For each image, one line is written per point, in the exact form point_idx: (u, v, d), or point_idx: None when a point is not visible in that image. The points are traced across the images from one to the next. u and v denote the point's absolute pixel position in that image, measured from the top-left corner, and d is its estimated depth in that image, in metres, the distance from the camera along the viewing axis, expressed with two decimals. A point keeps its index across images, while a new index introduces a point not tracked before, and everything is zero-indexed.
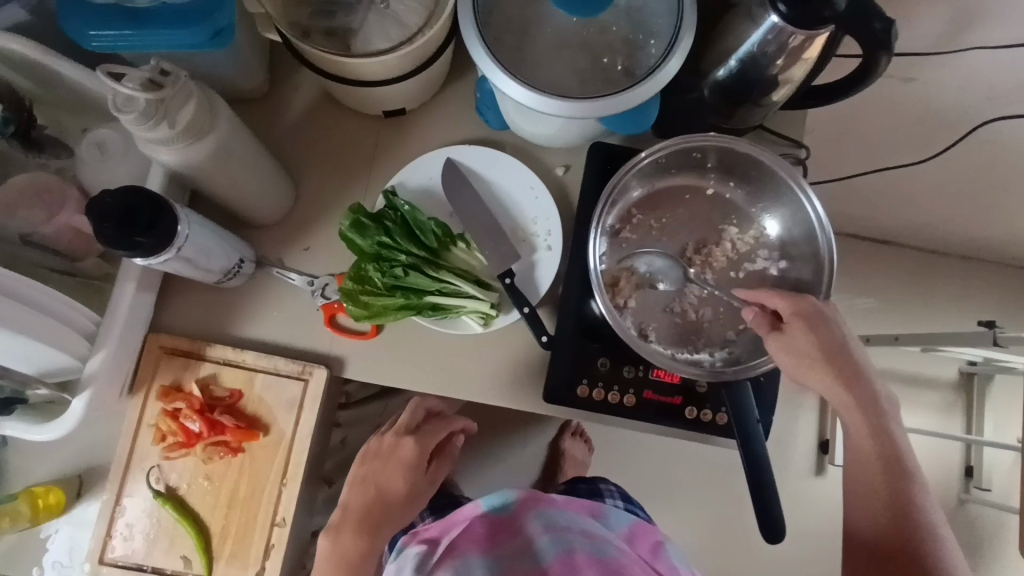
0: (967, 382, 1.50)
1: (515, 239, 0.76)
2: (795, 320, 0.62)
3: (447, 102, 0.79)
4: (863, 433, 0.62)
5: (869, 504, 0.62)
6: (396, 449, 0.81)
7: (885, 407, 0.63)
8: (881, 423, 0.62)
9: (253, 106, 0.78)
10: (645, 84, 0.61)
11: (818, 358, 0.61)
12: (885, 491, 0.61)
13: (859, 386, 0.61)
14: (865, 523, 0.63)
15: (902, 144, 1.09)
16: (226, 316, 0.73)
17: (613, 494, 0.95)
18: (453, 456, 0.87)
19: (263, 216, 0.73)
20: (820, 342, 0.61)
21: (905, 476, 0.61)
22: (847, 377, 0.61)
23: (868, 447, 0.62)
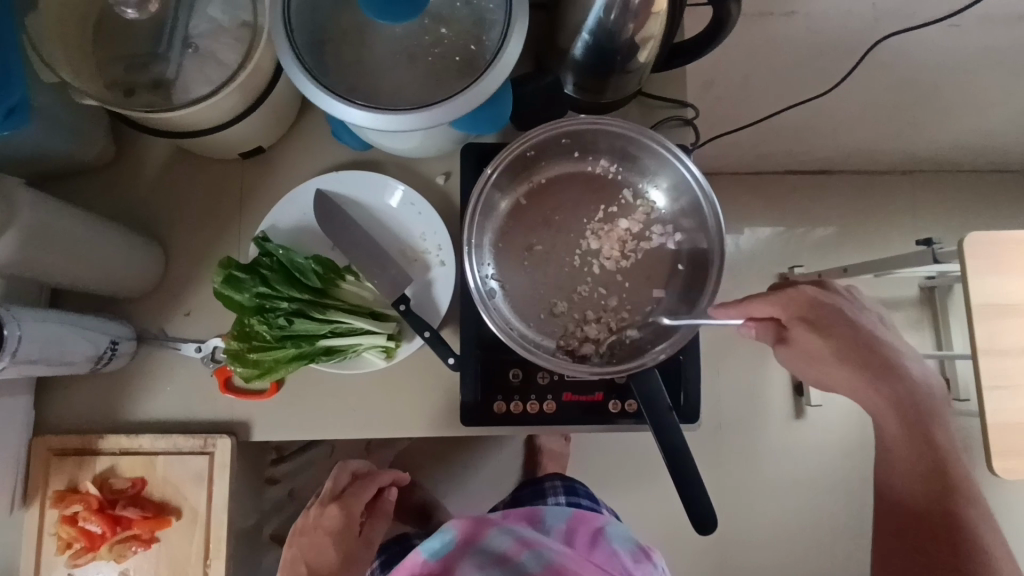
0: (929, 297, 1.42)
1: (406, 261, 0.71)
2: (796, 326, 0.60)
3: (307, 129, 0.73)
4: (880, 401, 0.58)
5: (915, 477, 0.56)
6: (321, 519, 0.77)
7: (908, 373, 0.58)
8: (894, 373, 0.58)
9: (101, 174, 0.72)
10: (489, 74, 0.56)
11: (835, 353, 0.59)
12: (915, 460, 0.56)
13: (879, 361, 0.58)
14: (901, 490, 0.58)
15: (809, 76, 1.05)
16: (114, 402, 0.69)
17: (556, 490, 0.92)
18: (387, 511, 0.83)
19: (134, 292, 0.68)
20: (826, 339, 0.59)
21: (944, 458, 0.56)
22: (876, 368, 0.58)
23: (892, 423, 0.57)
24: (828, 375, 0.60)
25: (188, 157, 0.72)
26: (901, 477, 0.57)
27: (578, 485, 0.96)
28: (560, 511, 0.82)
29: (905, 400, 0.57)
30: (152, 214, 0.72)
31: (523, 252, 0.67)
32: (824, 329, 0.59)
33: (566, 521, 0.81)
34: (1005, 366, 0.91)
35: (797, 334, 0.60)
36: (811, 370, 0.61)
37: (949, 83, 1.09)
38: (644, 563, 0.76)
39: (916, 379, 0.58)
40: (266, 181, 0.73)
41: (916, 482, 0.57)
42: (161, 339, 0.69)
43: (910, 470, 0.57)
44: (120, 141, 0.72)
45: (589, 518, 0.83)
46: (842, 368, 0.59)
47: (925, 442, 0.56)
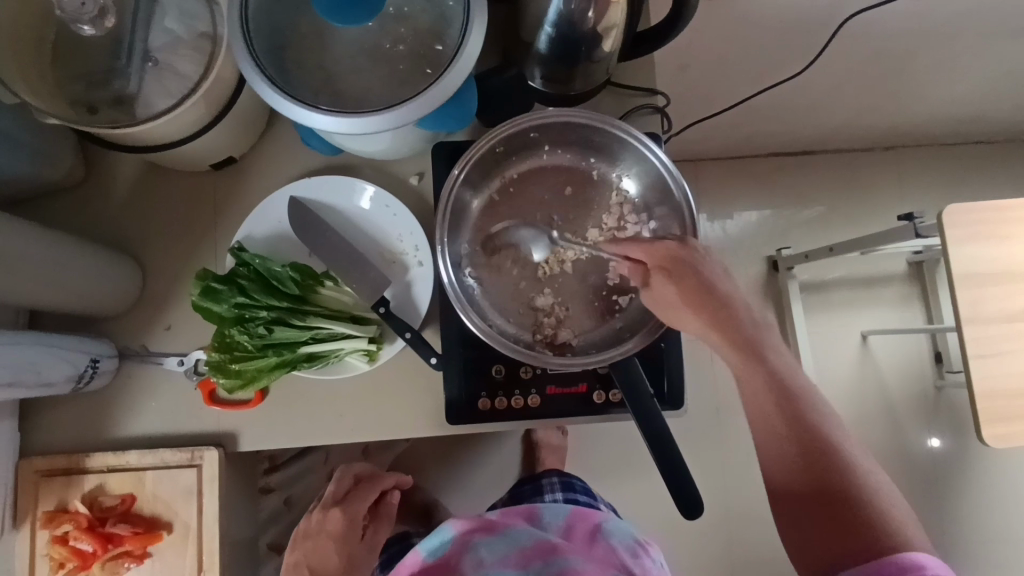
0: (918, 271, 1.43)
1: (384, 263, 0.71)
2: (657, 275, 0.59)
3: (278, 137, 0.73)
4: (738, 370, 0.55)
5: (780, 445, 0.52)
6: (325, 523, 0.78)
7: (757, 331, 0.56)
8: (756, 347, 0.55)
9: (74, 194, 0.72)
10: (450, 71, 0.56)
11: (687, 299, 0.57)
12: (786, 424, 0.52)
13: (732, 321, 0.56)
14: (776, 470, 0.52)
15: (780, 55, 1.05)
16: (99, 421, 0.69)
17: (553, 486, 0.92)
18: (391, 514, 0.84)
19: (113, 310, 0.68)
20: (681, 291, 0.57)
21: (803, 406, 0.53)
22: (713, 316, 0.56)
23: (753, 379, 0.54)
24: (684, 324, 0.57)
25: (160, 171, 0.72)
26: (770, 451, 0.53)
27: (575, 480, 0.96)
28: (560, 508, 0.83)
29: (755, 354, 0.54)
30: (127, 231, 0.72)
31: (499, 248, 0.67)
32: (684, 286, 0.57)
33: (566, 517, 0.81)
34: (990, 334, 0.91)
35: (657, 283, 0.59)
36: (677, 322, 0.58)
37: (920, 55, 1.09)
38: (642, 558, 0.76)
39: (754, 317, 0.56)
40: (240, 191, 0.73)
41: (796, 456, 0.51)
42: (143, 356, 0.69)
43: (785, 436, 0.52)
44: (90, 160, 0.72)
45: (588, 514, 0.83)
46: (694, 316, 0.56)
47: (790, 405, 0.53)
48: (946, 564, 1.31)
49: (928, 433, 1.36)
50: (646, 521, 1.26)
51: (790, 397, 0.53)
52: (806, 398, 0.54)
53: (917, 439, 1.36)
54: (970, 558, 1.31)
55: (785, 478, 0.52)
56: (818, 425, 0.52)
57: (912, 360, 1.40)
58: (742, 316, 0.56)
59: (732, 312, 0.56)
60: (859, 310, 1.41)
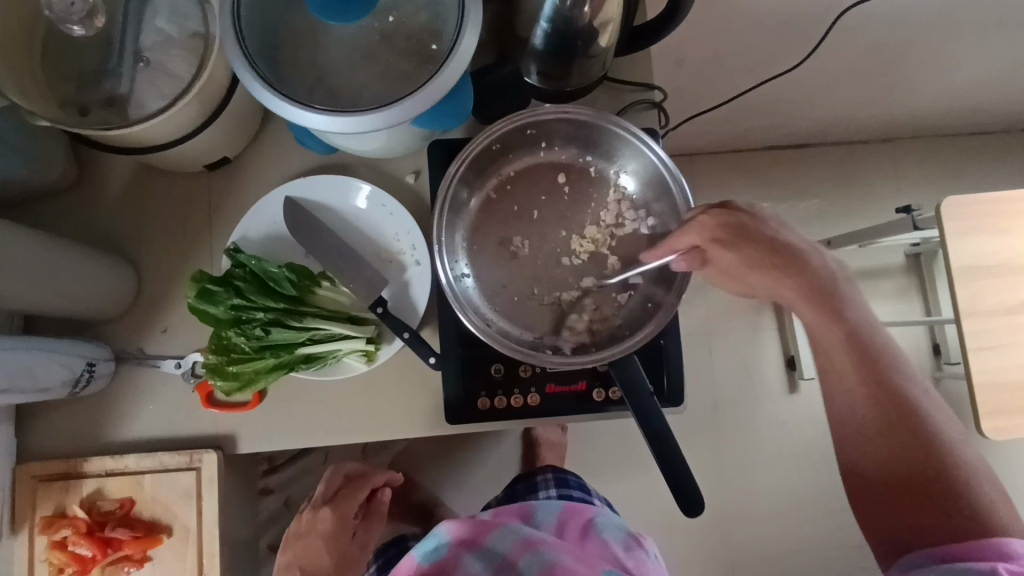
0: (915, 263, 1.43)
1: (381, 263, 0.71)
2: (722, 235, 0.60)
3: (272, 136, 0.73)
4: (842, 348, 0.59)
5: (869, 407, 0.58)
6: (314, 523, 0.77)
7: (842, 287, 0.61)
8: (838, 309, 0.60)
9: (66, 196, 0.71)
10: (445, 68, 0.56)
11: (755, 264, 0.62)
12: (863, 387, 0.58)
13: (789, 261, 0.61)
14: (868, 463, 0.57)
15: (777, 49, 1.04)
16: (96, 425, 0.68)
17: (547, 483, 0.93)
18: (382, 513, 0.82)
19: (108, 313, 0.68)
20: (760, 247, 0.62)
21: (884, 367, 0.58)
22: (791, 267, 0.61)
23: (832, 339, 0.59)
24: (754, 280, 0.63)
25: (154, 172, 0.72)
26: (850, 398, 0.59)
27: (570, 475, 0.96)
28: (553, 505, 0.82)
29: (834, 312, 0.59)
30: (121, 233, 0.71)
31: (497, 246, 0.67)
32: (745, 246, 0.61)
33: (558, 513, 0.81)
34: (989, 327, 0.91)
35: (717, 253, 0.61)
36: (743, 279, 0.64)
37: (916, 48, 1.09)
38: (636, 552, 0.77)
39: (828, 273, 0.61)
40: (235, 192, 0.72)
41: (876, 426, 0.57)
42: (139, 359, 0.68)
43: (864, 388, 0.58)
44: (83, 161, 0.71)
45: (581, 509, 0.83)
46: (756, 274, 0.62)
47: (878, 375, 0.58)
48: None
49: None
50: (647, 516, 1.26)
51: (875, 365, 0.58)
52: (902, 374, 0.58)
53: None
54: None
55: (880, 470, 0.56)
56: (892, 376, 0.58)
57: (909, 352, 1.40)
58: (838, 284, 0.61)
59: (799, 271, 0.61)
60: None
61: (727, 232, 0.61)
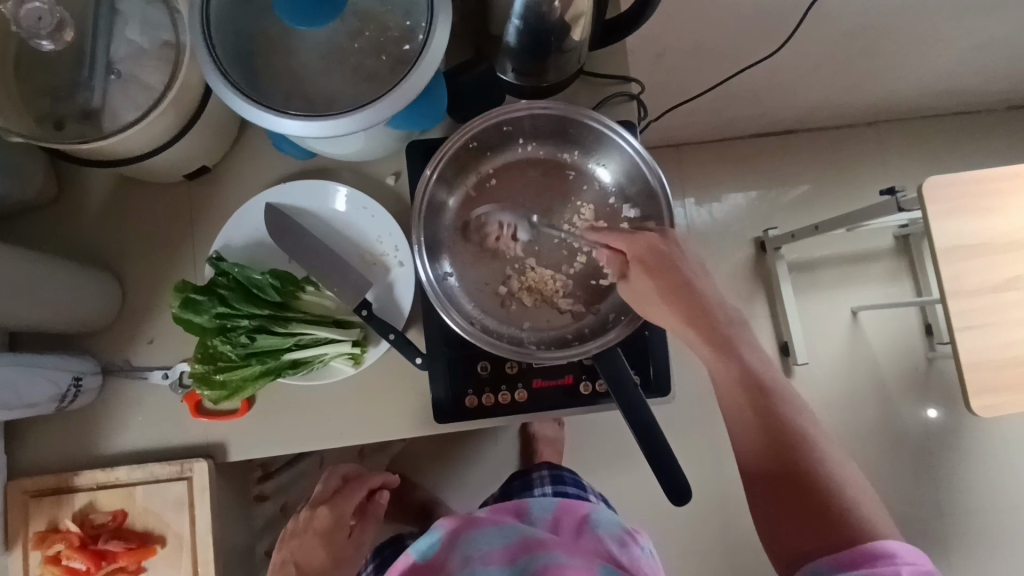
0: (904, 245, 1.43)
1: (365, 266, 0.71)
2: (637, 269, 0.59)
3: (250, 143, 0.73)
4: (714, 360, 0.55)
5: (750, 424, 0.54)
6: (311, 522, 0.78)
7: (734, 330, 0.57)
8: (733, 346, 0.56)
9: (45, 211, 0.71)
10: (417, 68, 0.56)
11: (667, 296, 0.57)
12: (752, 410, 0.54)
13: (707, 317, 0.56)
14: (747, 457, 0.54)
15: (755, 36, 1.04)
16: (86, 438, 0.68)
17: (543, 480, 0.92)
18: (379, 515, 0.83)
19: (93, 327, 0.68)
20: (655, 276, 0.58)
21: (767, 392, 0.55)
22: (678, 296, 0.57)
23: (728, 374, 0.55)
24: (650, 309, 0.58)
25: (134, 184, 0.72)
26: (742, 432, 0.55)
27: (564, 472, 0.96)
28: (547, 501, 0.82)
29: (731, 350, 0.55)
30: (103, 246, 0.71)
31: (478, 244, 0.67)
32: (661, 279, 0.58)
33: (553, 511, 0.81)
34: (973, 306, 0.92)
35: (637, 278, 0.59)
36: (644, 309, 0.59)
37: (894, 31, 1.09)
38: (630, 547, 0.76)
39: (720, 297, 0.58)
40: (216, 201, 0.72)
41: (754, 435, 0.54)
42: (127, 371, 0.69)
43: (751, 420, 0.54)
44: (61, 176, 0.71)
45: (576, 506, 0.83)
46: (670, 310, 0.57)
47: (766, 406, 0.54)
48: (948, 534, 1.32)
49: (923, 406, 1.37)
50: (646, 507, 1.26)
51: (764, 395, 0.54)
52: (780, 394, 0.55)
53: (912, 411, 1.37)
54: (969, 530, 1.32)
55: (754, 461, 0.53)
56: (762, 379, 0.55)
57: (901, 335, 1.41)
58: (728, 319, 0.57)
59: (711, 315, 0.56)
60: (847, 287, 1.42)
61: (653, 274, 0.58)
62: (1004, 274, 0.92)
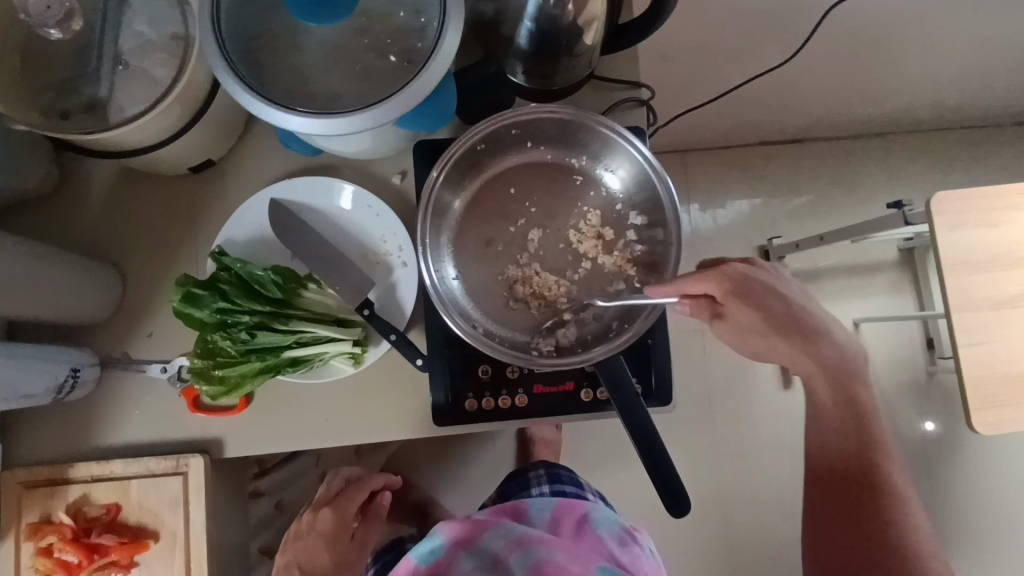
0: (909, 257, 1.43)
1: (368, 265, 0.71)
2: (730, 301, 0.64)
3: (255, 138, 0.72)
4: (812, 370, 0.67)
5: (839, 434, 0.66)
6: (314, 524, 0.78)
7: (818, 334, 0.67)
8: (815, 343, 0.66)
9: (48, 201, 0.70)
10: (428, 67, 0.55)
11: (754, 315, 0.65)
12: (849, 425, 0.66)
13: (784, 323, 0.65)
14: (829, 455, 0.67)
15: (766, 44, 1.04)
16: (82, 430, 0.68)
17: (539, 480, 0.92)
18: (381, 514, 0.84)
19: (92, 318, 0.67)
20: (763, 315, 0.65)
21: (866, 415, 0.66)
22: (796, 333, 0.66)
23: (805, 371, 0.67)
24: (760, 346, 0.67)
25: (138, 176, 0.71)
26: (825, 440, 0.67)
27: (561, 470, 0.96)
28: (546, 501, 0.81)
29: (822, 356, 0.66)
30: (104, 237, 0.70)
31: (482, 247, 0.66)
32: (754, 306, 0.65)
33: (552, 510, 0.80)
34: (977, 322, 0.91)
35: (733, 311, 0.65)
36: (742, 342, 0.67)
37: (905, 41, 1.09)
38: (631, 546, 0.77)
39: (838, 341, 0.67)
40: (220, 195, 0.72)
41: (837, 445, 0.66)
42: (125, 364, 0.68)
43: (834, 436, 0.67)
44: (64, 166, 0.70)
45: (575, 505, 0.82)
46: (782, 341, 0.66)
47: (861, 423, 0.66)
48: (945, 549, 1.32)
49: (923, 419, 1.37)
50: (643, 514, 1.26)
51: (858, 410, 0.66)
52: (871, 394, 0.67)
53: (912, 425, 1.37)
54: (966, 546, 1.32)
55: (832, 457, 0.67)
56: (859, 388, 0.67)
57: (902, 348, 1.40)
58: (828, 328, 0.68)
59: (806, 331, 0.66)
60: (851, 299, 1.42)
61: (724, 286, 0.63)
62: (1010, 291, 0.92)
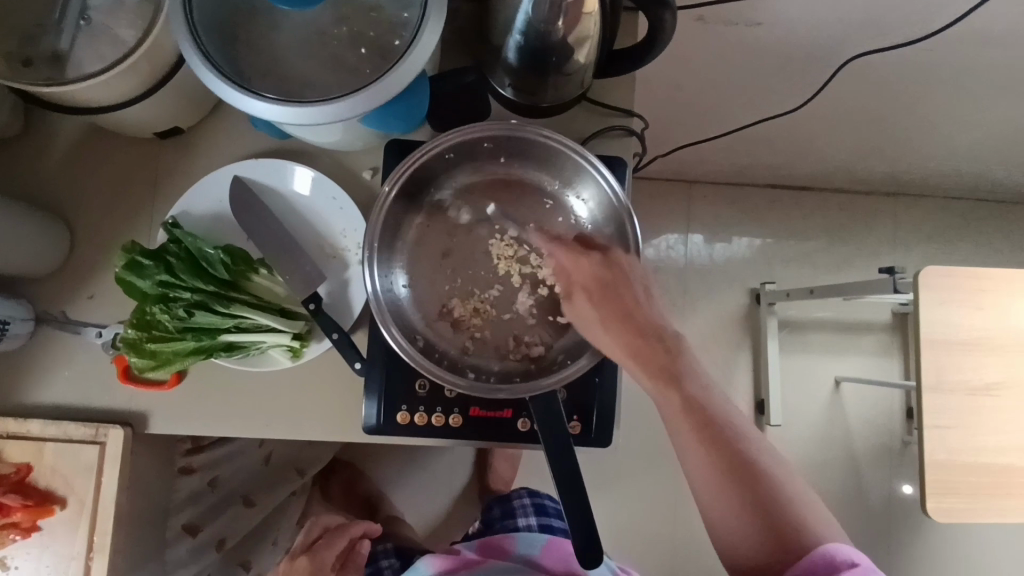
0: (901, 322, 1.40)
1: (323, 258, 0.68)
2: (580, 294, 0.59)
3: (229, 112, 0.70)
4: (674, 405, 0.53)
5: (721, 501, 0.51)
6: (290, 572, 0.90)
7: (683, 355, 0.56)
8: (676, 373, 0.54)
9: (8, 146, 0.68)
10: (400, 65, 0.52)
11: (608, 323, 0.57)
12: (717, 460, 0.51)
13: (641, 336, 0.56)
14: (733, 536, 0.50)
15: (779, 88, 1.00)
16: (9, 383, 0.66)
17: (525, 510, 0.98)
18: (358, 563, 0.96)
19: (35, 273, 0.66)
20: (611, 310, 0.57)
21: (721, 428, 0.52)
22: (645, 347, 0.55)
23: (672, 412, 0.53)
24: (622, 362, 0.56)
25: (106, 135, 0.69)
26: (721, 519, 0.51)
27: (547, 500, 1.03)
28: (535, 538, 0.89)
29: (678, 383, 0.54)
30: (60, 191, 0.69)
31: (438, 259, 0.64)
32: (606, 303, 0.58)
33: (540, 550, 0.87)
34: (949, 405, 0.88)
35: (580, 304, 0.59)
36: (604, 352, 0.57)
37: (924, 105, 1.05)
38: None
39: (664, 334, 0.57)
40: (185, 165, 0.70)
41: (735, 509, 0.50)
42: (61, 323, 0.66)
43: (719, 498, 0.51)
44: (31, 113, 0.68)
45: (564, 543, 0.88)
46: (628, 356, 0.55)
47: (710, 431, 0.52)
48: None
49: (891, 489, 1.34)
50: None
51: (707, 417, 0.53)
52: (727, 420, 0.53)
53: (879, 493, 1.34)
54: None
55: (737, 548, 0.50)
56: (711, 409, 0.53)
57: (881, 413, 1.37)
58: (673, 347, 0.56)
59: (659, 344, 0.56)
60: (836, 356, 1.39)
61: (605, 274, 0.59)
62: (988, 377, 0.89)
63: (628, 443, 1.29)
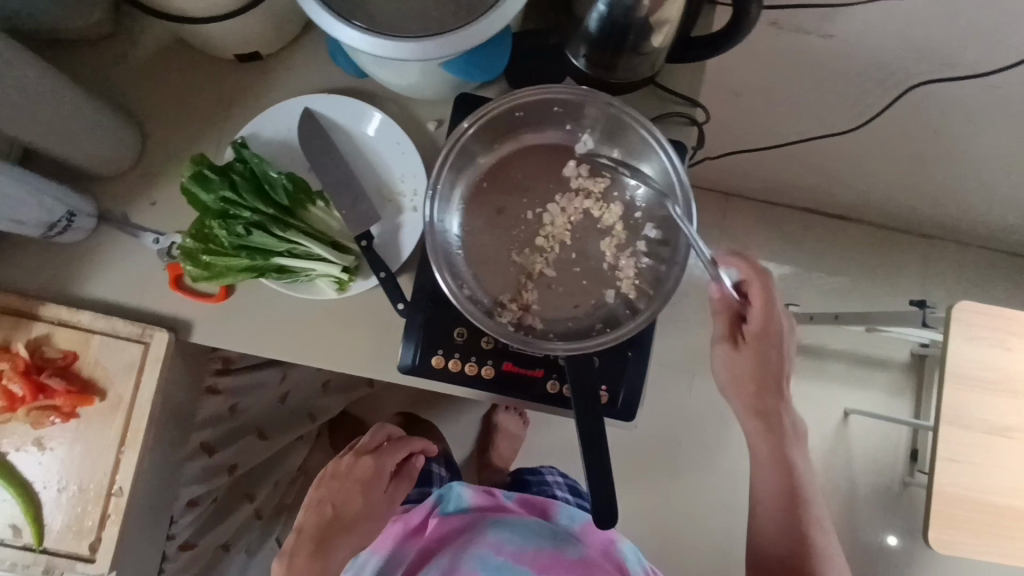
0: (918, 364, 1.40)
1: (379, 199, 0.71)
2: (751, 340, 0.73)
3: (310, 47, 0.72)
4: (766, 456, 0.77)
5: (777, 521, 0.78)
6: (353, 469, 0.88)
7: (795, 438, 0.77)
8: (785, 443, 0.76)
9: (96, 50, 0.71)
10: (483, 19, 0.54)
11: (749, 382, 0.74)
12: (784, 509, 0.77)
13: (771, 409, 0.76)
14: (767, 547, 0.78)
15: (838, 106, 1.01)
16: (66, 274, 0.69)
17: (560, 486, 1.02)
18: (411, 477, 0.93)
19: (105, 172, 0.68)
20: (755, 365, 0.74)
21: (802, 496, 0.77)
22: (766, 410, 0.75)
23: (767, 460, 0.77)
24: (737, 393, 0.76)
25: (190, 52, 0.72)
26: (764, 532, 0.79)
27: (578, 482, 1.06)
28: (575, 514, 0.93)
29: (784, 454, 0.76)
30: (138, 99, 0.71)
31: (490, 214, 0.66)
32: (761, 360, 0.73)
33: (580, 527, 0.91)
34: (966, 440, 0.89)
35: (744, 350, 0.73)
36: (731, 385, 0.76)
37: (978, 146, 1.05)
38: None
39: (789, 422, 0.77)
40: (261, 92, 0.72)
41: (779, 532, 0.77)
42: (121, 223, 0.69)
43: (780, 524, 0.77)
44: (122, 21, 0.71)
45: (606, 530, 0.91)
46: (749, 398, 0.75)
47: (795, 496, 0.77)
48: None
49: (883, 527, 1.34)
50: None
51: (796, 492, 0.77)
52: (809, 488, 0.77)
53: (871, 530, 1.34)
54: None
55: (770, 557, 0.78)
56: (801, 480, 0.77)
57: (886, 447, 1.37)
58: (795, 429, 0.78)
59: (776, 397, 0.75)
60: (849, 388, 1.39)
61: (750, 358, 0.73)
62: (1005, 420, 0.89)
63: (632, 438, 1.30)
